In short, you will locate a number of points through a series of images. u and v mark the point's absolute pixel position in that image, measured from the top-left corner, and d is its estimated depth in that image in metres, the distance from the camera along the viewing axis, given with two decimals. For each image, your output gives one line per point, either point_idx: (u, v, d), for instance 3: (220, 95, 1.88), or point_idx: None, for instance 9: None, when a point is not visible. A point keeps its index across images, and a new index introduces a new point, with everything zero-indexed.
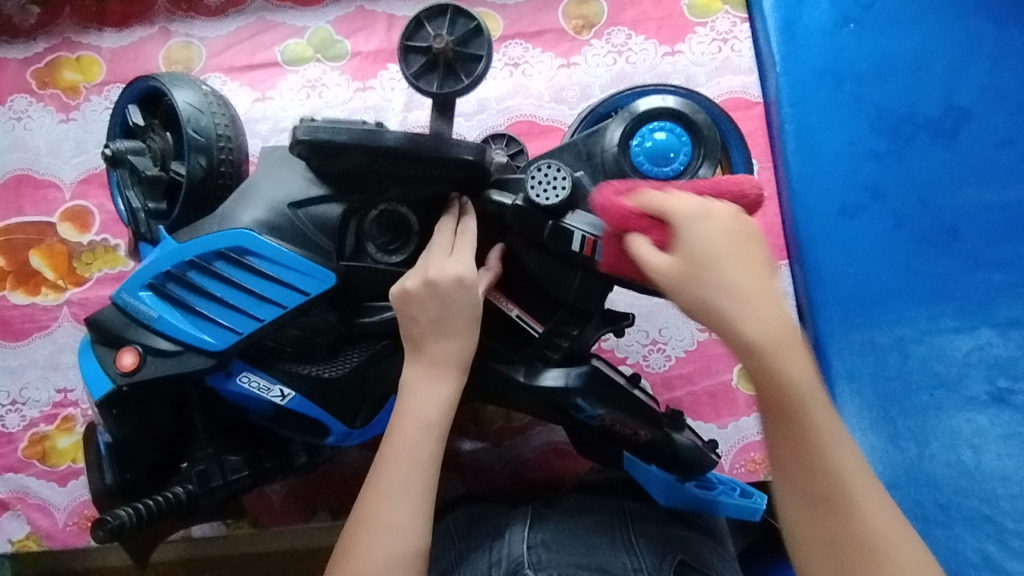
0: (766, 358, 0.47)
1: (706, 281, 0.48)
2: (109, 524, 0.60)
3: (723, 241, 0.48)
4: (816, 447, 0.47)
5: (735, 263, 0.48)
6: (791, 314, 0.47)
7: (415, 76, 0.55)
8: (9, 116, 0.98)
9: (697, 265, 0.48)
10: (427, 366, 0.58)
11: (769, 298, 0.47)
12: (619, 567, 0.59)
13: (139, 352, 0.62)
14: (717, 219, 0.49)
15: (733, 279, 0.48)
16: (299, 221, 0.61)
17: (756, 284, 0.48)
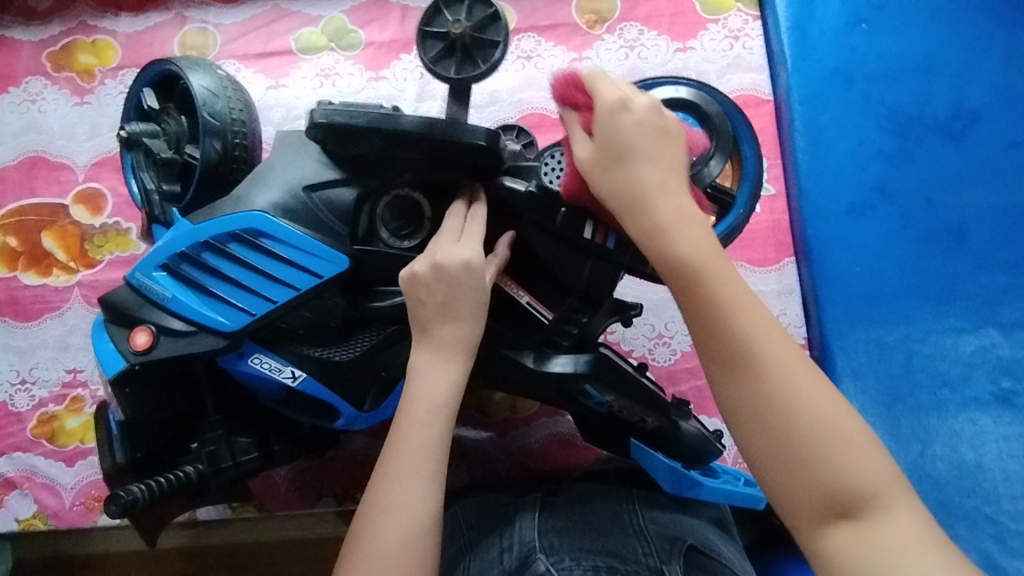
0: (702, 302, 0.46)
1: (629, 160, 0.49)
2: (122, 499, 0.61)
3: (642, 132, 0.50)
4: (763, 376, 0.44)
5: (650, 155, 0.50)
6: (706, 275, 0.46)
7: (432, 61, 0.55)
8: (23, 98, 0.98)
9: (616, 153, 0.50)
10: (434, 350, 0.59)
11: (691, 253, 0.47)
12: (631, 551, 0.60)
13: (152, 331, 0.63)
14: (640, 111, 0.50)
15: (645, 168, 0.49)
16: (314, 205, 0.62)
17: (675, 207, 0.48)
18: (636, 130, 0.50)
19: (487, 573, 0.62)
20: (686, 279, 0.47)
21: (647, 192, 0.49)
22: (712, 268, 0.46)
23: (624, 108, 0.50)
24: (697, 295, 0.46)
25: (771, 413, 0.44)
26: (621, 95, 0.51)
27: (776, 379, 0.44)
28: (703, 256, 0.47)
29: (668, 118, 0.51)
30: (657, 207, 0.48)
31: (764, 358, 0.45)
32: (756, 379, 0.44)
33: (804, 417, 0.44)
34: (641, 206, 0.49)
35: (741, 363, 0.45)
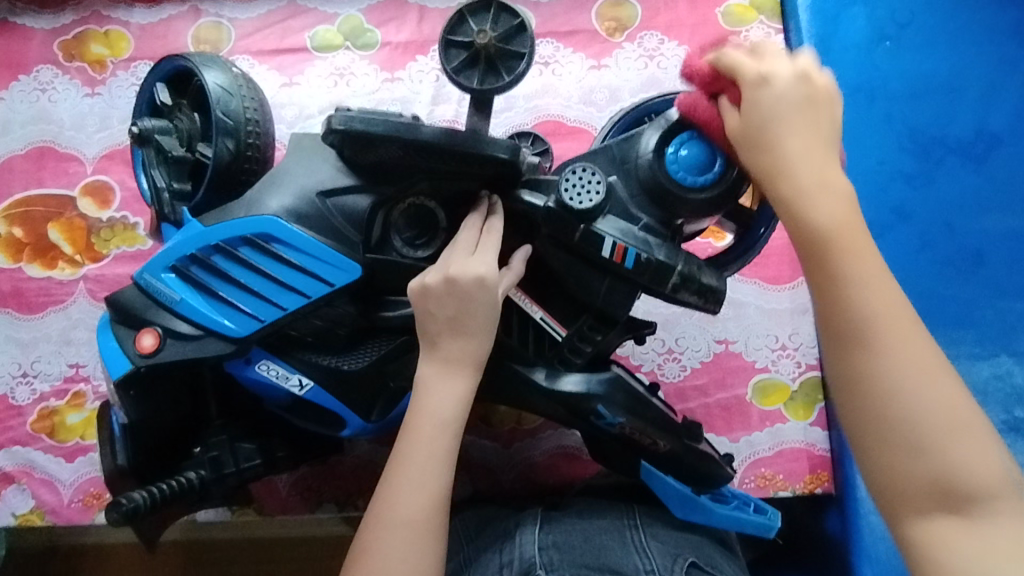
0: (838, 285, 0.49)
1: (777, 134, 0.52)
2: (124, 507, 0.60)
3: (790, 100, 0.52)
4: (879, 325, 0.48)
5: (790, 121, 0.52)
6: (843, 263, 0.49)
7: (454, 71, 0.54)
8: (33, 87, 0.97)
9: (755, 132, 0.52)
10: (441, 364, 0.58)
11: (825, 226, 0.50)
12: (631, 569, 0.59)
13: (159, 334, 0.62)
14: (783, 86, 0.52)
15: (790, 140, 0.52)
16: (327, 210, 0.61)
17: (814, 178, 0.51)
18: (786, 101, 0.52)
19: None
20: (815, 231, 0.50)
21: (784, 145, 0.52)
22: (847, 242, 0.50)
23: (766, 84, 0.53)
24: (824, 244, 0.50)
25: (881, 403, 0.48)
26: (767, 71, 0.53)
27: (888, 331, 0.48)
28: (832, 206, 0.50)
29: (815, 82, 0.53)
30: (792, 160, 0.51)
31: (875, 311, 0.49)
32: (867, 326, 0.48)
33: (894, 370, 0.48)
34: (777, 167, 0.52)
35: (859, 321, 0.49)
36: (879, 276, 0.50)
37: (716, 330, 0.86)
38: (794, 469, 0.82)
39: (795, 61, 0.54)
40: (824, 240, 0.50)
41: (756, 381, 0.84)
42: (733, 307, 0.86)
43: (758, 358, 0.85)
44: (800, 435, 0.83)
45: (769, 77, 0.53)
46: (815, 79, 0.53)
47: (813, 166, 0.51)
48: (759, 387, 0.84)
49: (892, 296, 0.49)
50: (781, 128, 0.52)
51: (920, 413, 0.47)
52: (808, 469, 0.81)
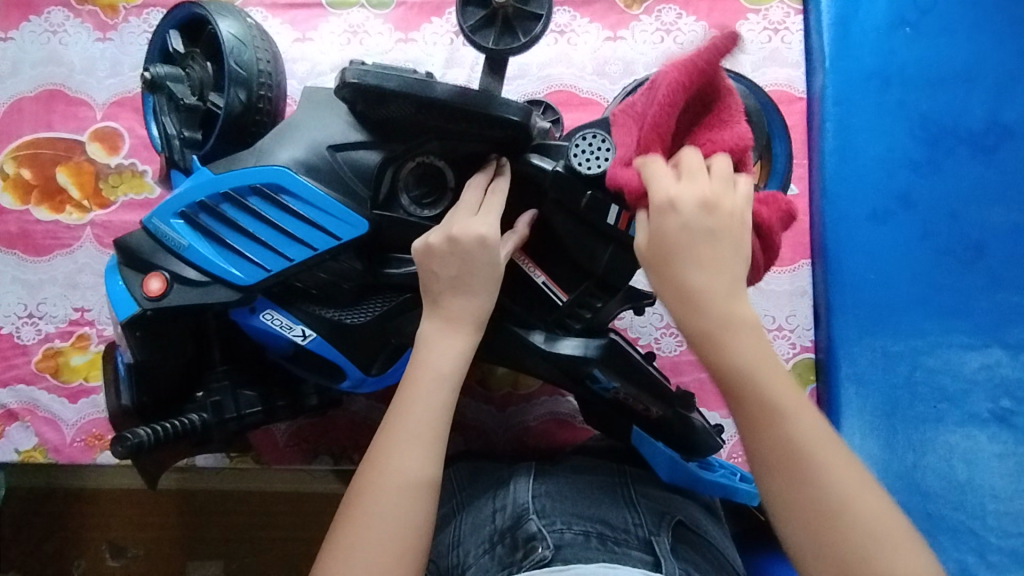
0: (661, 252, 0.52)
1: (674, 200, 0.51)
2: (128, 441, 0.63)
3: (691, 231, 0.51)
4: (818, 483, 0.47)
5: (691, 253, 0.51)
6: (674, 237, 0.51)
7: (471, 29, 0.55)
8: (45, 29, 0.96)
9: (660, 251, 0.52)
10: (442, 321, 0.59)
11: (668, 237, 0.51)
12: (621, 521, 0.62)
13: (166, 278, 0.62)
14: (687, 212, 0.51)
15: (676, 192, 0.51)
16: (337, 164, 0.61)
17: (687, 200, 0.51)
18: (688, 231, 0.51)
19: (480, 530, 0.65)
20: (744, 390, 0.49)
21: (724, 336, 0.50)
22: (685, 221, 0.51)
23: (670, 211, 0.51)
24: (757, 413, 0.49)
25: (731, 366, 0.50)
26: (671, 194, 0.51)
27: (839, 489, 0.47)
28: (776, 384, 0.50)
29: (722, 209, 0.52)
30: (735, 343, 0.50)
31: (761, 381, 0.49)
32: (816, 486, 0.47)
33: (781, 421, 0.48)
34: (691, 305, 0.51)
35: (798, 466, 0.48)
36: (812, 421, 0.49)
37: None
38: None
39: (711, 184, 0.52)
40: (665, 237, 0.51)
41: None
42: None
43: None
44: None
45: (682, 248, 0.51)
46: (719, 205, 0.52)
47: (745, 336, 0.50)
48: None
49: (831, 449, 0.48)
50: (719, 320, 0.50)
51: (852, 534, 0.46)
52: None
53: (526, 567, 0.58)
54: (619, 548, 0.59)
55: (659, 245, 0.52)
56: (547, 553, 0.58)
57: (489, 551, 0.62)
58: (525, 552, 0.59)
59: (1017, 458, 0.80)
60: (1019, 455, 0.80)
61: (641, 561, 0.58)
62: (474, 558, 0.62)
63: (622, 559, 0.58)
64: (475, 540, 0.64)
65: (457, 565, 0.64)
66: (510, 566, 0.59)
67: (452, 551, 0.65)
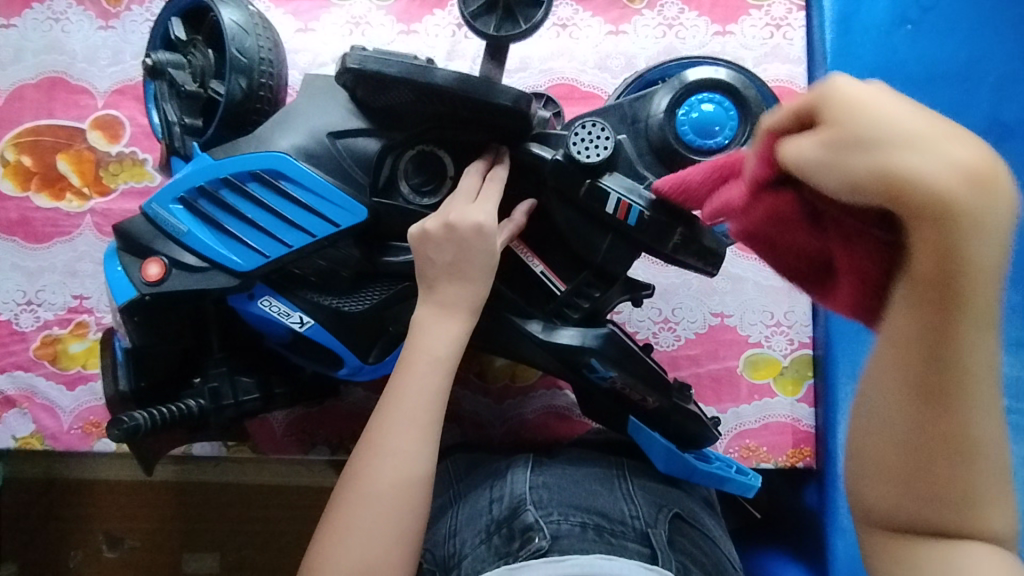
0: (859, 122, 0.37)
1: (855, 110, 0.37)
2: (125, 425, 0.65)
3: (918, 117, 0.37)
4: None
5: (900, 135, 0.36)
6: (861, 114, 0.37)
7: (472, 16, 0.55)
8: (47, 16, 0.96)
9: (847, 142, 0.37)
10: (437, 306, 0.59)
11: (865, 123, 0.37)
12: (618, 513, 0.62)
13: (165, 264, 0.63)
14: (871, 97, 0.37)
15: (849, 89, 0.38)
16: (337, 151, 0.61)
17: (865, 91, 0.38)
18: (982, 316, 0.38)
19: (476, 520, 0.64)
20: (938, 272, 0.37)
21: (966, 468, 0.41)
22: (864, 97, 0.37)
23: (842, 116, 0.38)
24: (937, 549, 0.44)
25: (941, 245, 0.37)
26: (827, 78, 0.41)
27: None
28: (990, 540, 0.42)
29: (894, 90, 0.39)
30: (961, 430, 0.40)
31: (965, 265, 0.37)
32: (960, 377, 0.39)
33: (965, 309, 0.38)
34: (892, 187, 0.36)
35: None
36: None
37: (713, 304, 0.86)
38: (777, 442, 0.83)
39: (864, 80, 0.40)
40: (848, 121, 0.37)
41: (748, 355, 0.85)
42: (732, 282, 0.86)
43: (752, 333, 0.86)
44: (787, 410, 0.84)
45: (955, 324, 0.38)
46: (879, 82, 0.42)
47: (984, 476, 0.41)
48: (750, 361, 0.85)
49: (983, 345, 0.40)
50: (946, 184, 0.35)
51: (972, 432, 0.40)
52: (791, 444, 0.83)
53: (523, 556, 0.58)
54: (615, 540, 0.59)
55: (845, 130, 0.37)
56: (544, 544, 0.58)
57: (485, 540, 0.62)
58: (522, 542, 0.59)
59: None
60: None
61: (638, 553, 0.58)
62: (470, 548, 0.62)
63: (618, 551, 0.58)
64: (471, 530, 0.64)
65: (453, 555, 0.63)
66: (507, 556, 0.59)
67: (448, 540, 0.65)
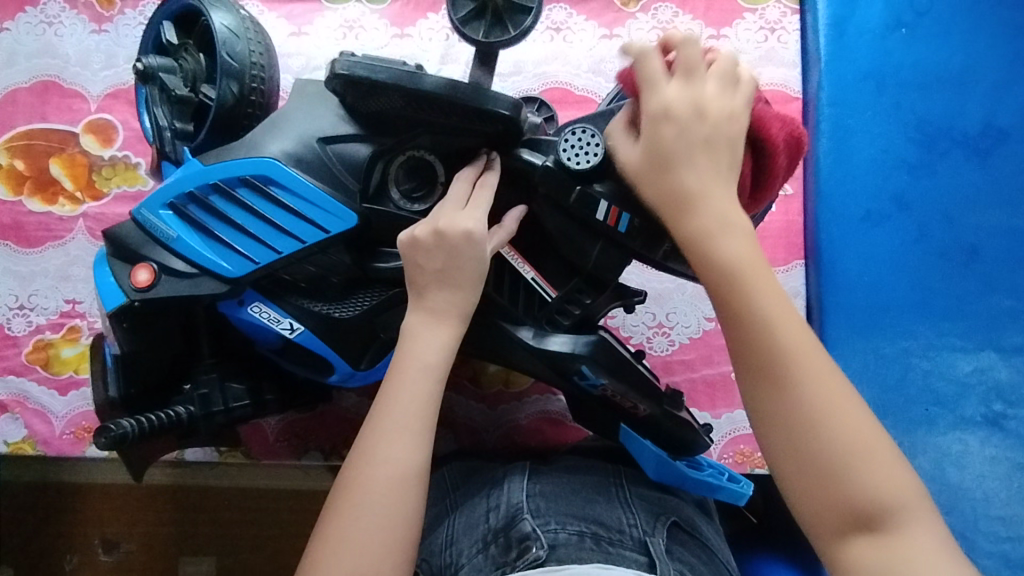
0: (661, 187, 0.53)
1: (665, 132, 0.53)
2: (112, 432, 0.64)
3: (713, 171, 0.52)
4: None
5: (690, 157, 0.52)
6: (672, 148, 0.53)
7: (461, 22, 0.55)
8: (40, 20, 0.96)
9: (659, 161, 0.53)
10: (427, 313, 0.59)
11: (659, 150, 0.53)
12: (616, 522, 0.62)
13: (154, 270, 0.62)
14: (681, 113, 0.53)
15: (668, 93, 0.53)
16: (326, 157, 0.61)
17: (685, 115, 0.53)
18: (770, 306, 0.49)
19: (473, 530, 0.64)
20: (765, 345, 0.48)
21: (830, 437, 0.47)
22: (682, 143, 0.53)
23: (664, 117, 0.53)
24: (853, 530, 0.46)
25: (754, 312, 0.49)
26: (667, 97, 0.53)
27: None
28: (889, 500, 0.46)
29: (711, 114, 0.53)
30: (850, 494, 0.46)
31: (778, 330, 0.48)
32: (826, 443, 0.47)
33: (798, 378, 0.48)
34: (684, 209, 0.52)
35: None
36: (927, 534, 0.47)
37: (707, 309, 0.86)
38: None
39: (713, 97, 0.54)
40: (657, 151, 0.53)
41: None
42: None
43: None
44: None
45: (758, 310, 0.49)
46: (714, 110, 0.53)
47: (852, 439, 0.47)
48: None
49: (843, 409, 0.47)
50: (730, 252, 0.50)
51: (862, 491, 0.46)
52: None
53: (520, 566, 0.58)
54: (613, 549, 0.59)
55: (658, 156, 0.53)
56: (541, 553, 0.58)
57: (482, 550, 0.61)
58: (519, 552, 0.59)
59: (1007, 462, 0.79)
60: (1010, 459, 0.79)
61: (636, 562, 0.58)
62: (467, 557, 0.62)
63: (616, 560, 0.58)
64: (468, 540, 0.63)
65: (450, 565, 0.63)
66: (504, 566, 0.59)
67: (445, 550, 0.65)
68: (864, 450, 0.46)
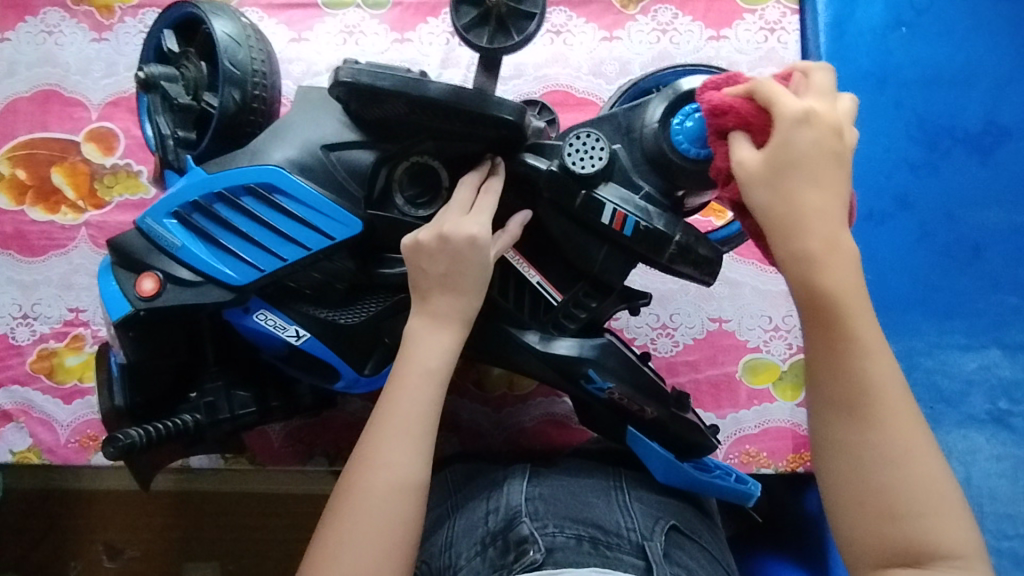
0: (779, 184, 0.48)
1: (802, 160, 0.48)
2: (120, 442, 0.65)
3: (836, 182, 0.48)
4: (877, 431, 0.45)
5: (814, 168, 0.48)
6: (797, 152, 0.48)
7: (465, 28, 0.55)
8: (40, 29, 0.96)
9: (780, 164, 0.48)
10: (430, 318, 0.59)
11: (793, 155, 0.48)
12: (613, 525, 0.62)
13: (159, 278, 0.62)
14: (819, 128, 0.48)
15: (802, 103, 0.49)
16: (331, 163, 0.61)
17: (826, 138, 0.48)
18: (842, 280, 0.46)
19: (472, 532, 0.64)
20: (834, 328, 0.46)
21: (851, 358, 0.46)
22: (811, 152, 0.48)
23: (805, 122, 0.48)
24: (880, 511, 0.45)
25: (836, 297, 0.46)
26: (806, 107, 0.48)
27: (893, 445, 0.45)
28: (926, 486, 0.45)
29: (845, 136, 0.49)
30: (895, 483, 0.45)
31: (852, 326, 0.46)
32: (873, 435, 0.45)
33: (863, 365, 0.46)
34: (795, 221, 0.47)
35: (863, 414, 0.46)
36: (930, 473, 0.45)
37: (711, 309, 0.86)
38: (777, 448, 0.83)
39: (840, 111, 0.50)
40: (782, 157, 0.48)
41: (747, 360, 0.85)
42: (729, 287, 0.87)
43: (750, 338, 0.86)
44: (786, 415, 0.84)
45: (830, 284, 0.46)
46: (847, 137, 0.49)
47: (843, 264, 0.47)
48: (749, 366, 0.85)
49: (898, 404, 0.46)
50: (827, 245, 0.47)
51: (906, 479, 0.45)
52: (792, 449, 0.82)
53: (517, 569, 0.58)
54: (610, 553, 0.59)
55: (780, 158, 0.48)
56: (538, 557, 0.57)
57: (480, 553, 0.61)
58: (516, 555, 0.59)
59: (1012, 459, 0.80)
60: (1016, 456, 0.80)
61: (634, 566, 0.58)
62: (465, 560, 0.62)
63: (614, 564, 0.58)
64: (467, 542, 0.63)
65: (448, 567, 0.63)
66: (501, 568, 0.59)
67: (444, 552, 0.65)
68: (910, 446, 0.45)
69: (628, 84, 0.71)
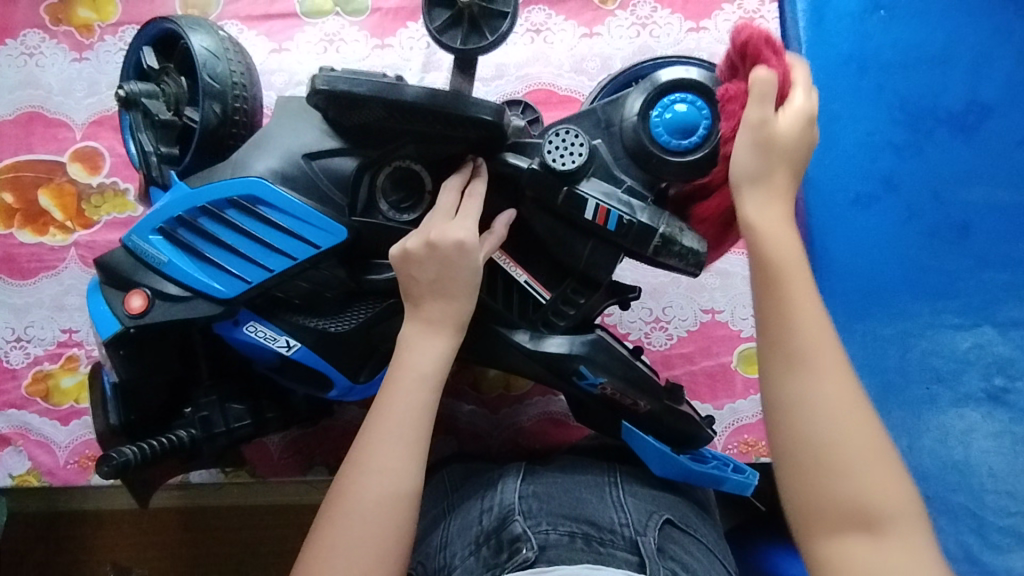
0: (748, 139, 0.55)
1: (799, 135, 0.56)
2: (114, 461, 0.64)
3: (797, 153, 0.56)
4: (797, 341, 0.52)
5: (800, 143, 0.56)
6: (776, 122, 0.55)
7: (438, 31, 0.56)
8: (21, 52, 0.96)
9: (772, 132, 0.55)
10: (424, 324, 0.59)
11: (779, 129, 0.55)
12: (608, 521, 0.62)
13: (147, 295, 0.62)
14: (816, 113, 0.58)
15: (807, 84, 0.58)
16: (313, 173, 0.61)
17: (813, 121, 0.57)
18: (769, 211, 0.54)
19: (467, 531, 0.64)
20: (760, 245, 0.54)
21: (774, 276, 0.53)
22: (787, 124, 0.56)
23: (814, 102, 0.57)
24: (797, 414, 0.51)
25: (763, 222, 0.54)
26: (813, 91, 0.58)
27: (807, 358, 0.52)
28: (835, 399, 0.51)
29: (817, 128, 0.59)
30: (807, 394, 0.51)
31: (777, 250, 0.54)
32: (793, 344, 0.52)
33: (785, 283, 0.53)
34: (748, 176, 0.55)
35: (784, 325, 0.52)
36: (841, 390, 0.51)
37: (703, 300, 0.86)
38: None
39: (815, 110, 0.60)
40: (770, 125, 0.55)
41: (741, 349, 0.85)
42: (721, 277, 0.86)
43: (743, 328, 0.86)
44: None
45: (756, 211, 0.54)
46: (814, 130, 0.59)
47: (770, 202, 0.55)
48: (745, 356, 0.85)
49: (814, 323, 0.52)
50: (763, 188, 0.55)
51: (818, 389, 0.51)
52: None
53: (510, 567, 0.58)
54: (605, 550, 0.59)
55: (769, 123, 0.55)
56: (531, 555, 0.58)
57: (474, 552, 0.61)
58: (509, 554, 0.59)
59: (1010, 436, 0.80)
60: (1013, 433, 0.80)
61: (627, 562, 0.58)
62: (460, 560, 0.62)
63: (607, 560, 0.58)
64: (461, 541, 0.63)
65: (443, 567, 0.63)
66: (494, 568, 0.59)
67: (439, 552, 0.64)
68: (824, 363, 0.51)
69: (608, 77, 0.71)
